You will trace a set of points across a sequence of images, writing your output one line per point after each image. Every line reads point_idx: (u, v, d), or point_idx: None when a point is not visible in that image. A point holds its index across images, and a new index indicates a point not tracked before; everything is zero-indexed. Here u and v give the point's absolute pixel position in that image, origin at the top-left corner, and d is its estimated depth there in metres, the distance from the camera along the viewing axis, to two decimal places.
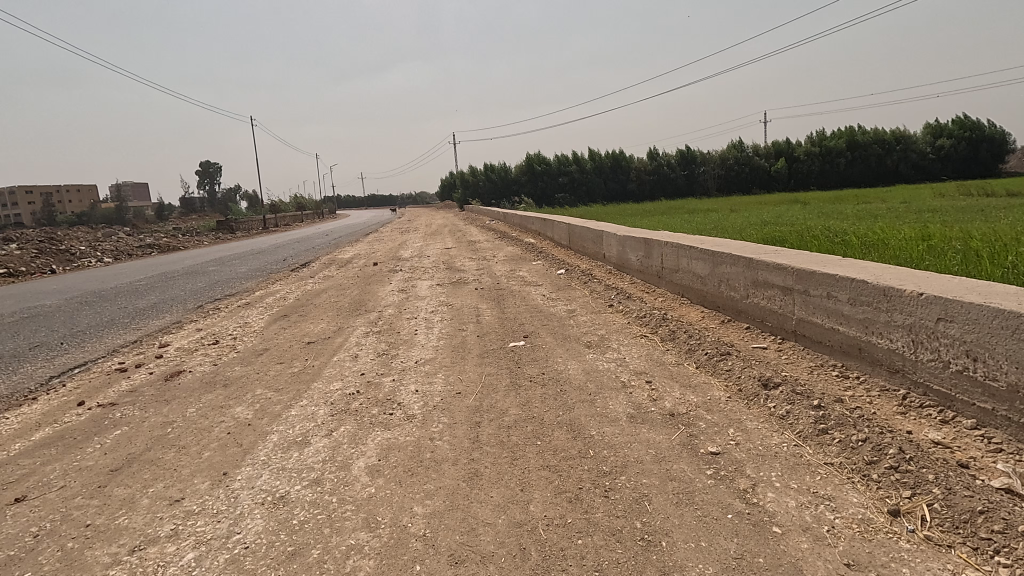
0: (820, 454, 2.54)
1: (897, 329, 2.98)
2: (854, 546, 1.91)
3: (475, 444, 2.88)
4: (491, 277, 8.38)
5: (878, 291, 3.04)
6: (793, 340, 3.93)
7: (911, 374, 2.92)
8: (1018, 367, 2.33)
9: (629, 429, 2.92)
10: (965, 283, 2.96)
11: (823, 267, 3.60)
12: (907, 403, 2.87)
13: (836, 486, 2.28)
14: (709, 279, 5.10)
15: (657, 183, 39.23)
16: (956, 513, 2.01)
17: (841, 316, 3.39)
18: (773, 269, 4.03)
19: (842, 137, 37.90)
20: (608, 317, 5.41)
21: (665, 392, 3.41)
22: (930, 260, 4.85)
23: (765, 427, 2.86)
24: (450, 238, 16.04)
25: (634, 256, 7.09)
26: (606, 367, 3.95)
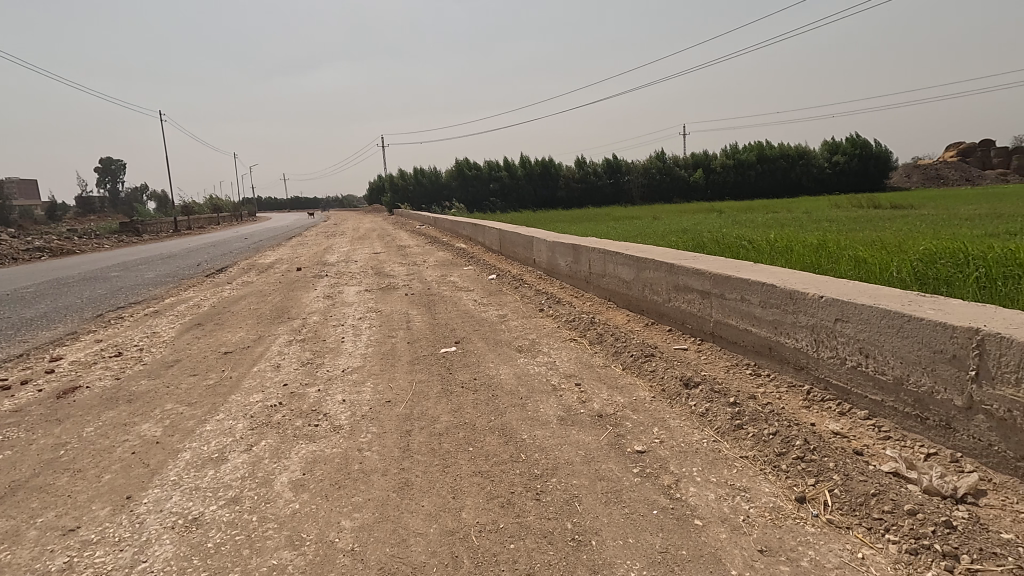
0: (736, 448, 2.70)
1: (801, 329, 3.23)
2: (767, 533, 2.04)
3: (405, 453, 2.82)
4: (422, 282, 8.28)
5: (785, 294, 3.28)
6: (711, 341, 4.16)
7: (813, 371, 3.17)
8: (903, 362, 2.59)
9: (560, 432, 2.98)
10: (858, 286, 3.25)
11: (737, 272, 3.84)
12: (811, 397, 3.12)
13: (751, 478, 2.44)
14: (633, 284, 5.30)
15: (585, 191, 40.34)
16: (853, 497, 2.19)
17: (753, 318, 3.63)
18: (692, 274, 4.25)
19: (752, 151, 40.71)
20: (539, 322, 5.49)
21: (593, 394, 3.50)
22: (829, 265, 5.31)
23: (686, 424, 3.00)
24: (379, 243, 15.70)
25: (563, 261, 7.24)
26: (537, 371, 4.00)
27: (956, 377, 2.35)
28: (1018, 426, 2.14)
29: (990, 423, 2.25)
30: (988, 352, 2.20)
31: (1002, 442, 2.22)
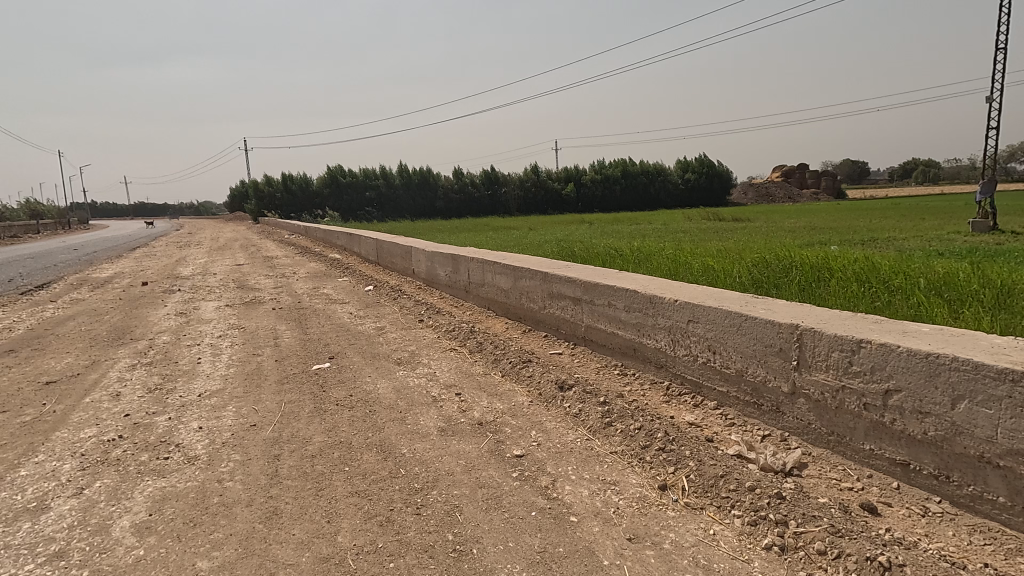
0: (606, 445, 2.87)
1: (660, 330, 3.53)
2: (634, 521, 2.20)
3: (272, 480, 2.61)
4: (291, 295, 7.77)
5: (646, 299, 3.57)
6: (583, 345, 4.39)
7: (671, 368, 3.49)
8: (742, 356, 2.94)
9: (440, 443, 2.95)
10: (706, 291, 3.64)
11: (604, 279, 4.11)
12: (670, 393, 3.42)
13: (620, 471, 2.61)
14: (511, 292, 5.44)
15: (463, 201, 40.67)
16: (705, 479, 2.44)
17: (619, 322, 3.90)
18: (564, 282, 4.47)
19: (617, 167, 43.93)
20: (418, 333, 5.41)
21: (473, 403, 3.52)
22: (683, 272, 5.87)
23: (562, 425, 3.14)
24: (241, 254, 14.47)
25: (442, 271, 7.23)
26: (416, 383, 3.94)
27: (783, 367, 2.73)
28: (829, 406, 2.53)
29: (809, 405, 2.64)
30: (806, 344, 2.58)
31: (818, 420, 2.61)
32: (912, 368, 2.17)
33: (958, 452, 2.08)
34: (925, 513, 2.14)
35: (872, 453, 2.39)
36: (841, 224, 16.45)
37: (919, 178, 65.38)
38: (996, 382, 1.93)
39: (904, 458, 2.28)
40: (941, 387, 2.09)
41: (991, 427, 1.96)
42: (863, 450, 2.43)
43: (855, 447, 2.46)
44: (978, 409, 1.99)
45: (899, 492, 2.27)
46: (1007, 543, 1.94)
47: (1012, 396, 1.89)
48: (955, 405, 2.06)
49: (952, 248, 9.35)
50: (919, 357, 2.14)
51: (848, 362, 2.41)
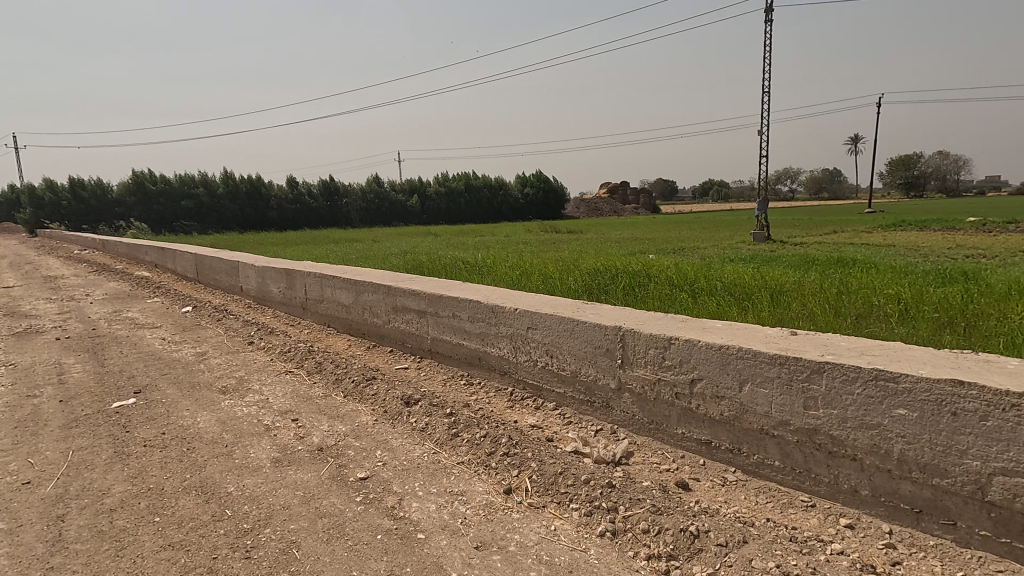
0: (453, 456, 2.88)
1: (502, 338, 3.65)
2: (481, 528, 2.23)
3: (55, 546, 2.16)
4: (83, 322, 6.55)
5: (488, 309, 3.67)
6: (429, 357, 4.36)
7: (514, 374, 3.62)
8: (576, 357, 3.17)
9: (274, 475, 2.70)
10: (543, 298, 3.85)
11: (448, 291, 4.14)
12: (513, 398, 3.55)
13: (467, 481, 2.63)
14: (352, 307, 5.21)
15: (300, 212, 38.08)
16: (546, 477, 2.56)
17: (463, 332, 3.95)
18: (408, 295, 4.41)
19: (461, 181, 44.76)
20: (248, 356, 4.92)
21: (312, 428, 3.29)
22: (525, 281, 6.16)
23: (408, 441, 3.07)
24: (9, 274, 11.82)
25: (275, 287, 6.67)
26: (246, 412, 3.56)
27: (610, 366, 2.99)
28: (648, 397, 2.84)
29: (633, 398, 2.92)
30: (628, 343, 2.86)
31: (640, 411, 2.90)
32: (710, 358, 2.52)
33: (746, 427, 2.47)
34: (724, 483, 2.49)
35: (683, 436, 2.73)
36: (657, 236, 18.63)
37: (714, 196, 76.84)
38: (769, 365, 2.33)
39: (707, 437, 2.64)
40: (731, 373, 2.46)
41: (767, 403, 2.36)
42: (676, 434, 2.76)
43: (670, 432, 2.78)
44: (757, 389, 2.38)
45: (704, 467, 2.62)
46: (781, 498, 2.34)
47: (780, 376, 2.30)
48: (742, 387, 2.44)
49: (740, 255, 11.16)
50: (714, 349, 2.50)
51: (662, 357, 2.72)
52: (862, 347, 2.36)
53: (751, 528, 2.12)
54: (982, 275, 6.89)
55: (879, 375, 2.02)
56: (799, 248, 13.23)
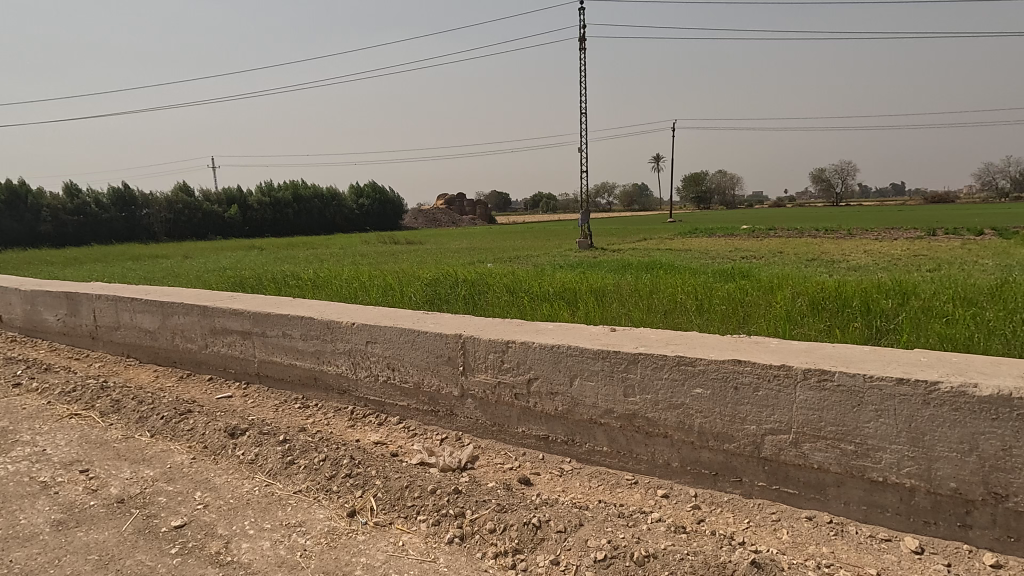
0: (288, 485, 2.66)
1: (340, 355, 3.48)
2: (323, 558, 2.10)
3: None
4: None
5: (323, 325, 3.48)
6: (256, 382, 3.98)
7: (354, 392, 3.47)
8: (418, 369, 3.15)
9: (57, 541, 2.24)
10: (382, 311, 3.76)
11: (276, 308, 3.83)
12: (354, 416, 3.40)
13: (305, 510, 2.45)
14: (159, 333, 4.54)
15: (83, 225, 32.09)
16: (392, 493, 2.50)
17: (295, 352, 3.69)
18: (229, 315, 3.98)
19: (288, 190, 41.68)
20: (12, 401, 4.00)
21: (109, 478, 2.79)
22: (363, 295, 5.95)
23: (235, 477, 2.77)
24: None
25: (50, 315, 5.54)
26: (12, 471, 2.89)
27: (452, 374, 3.03)
28: (490, 401, 2.93)
29: (475, 403, 2.99)
30: (468, 350, 2.93)
31: (483, 415, 2.98)
32: (544, 358, 2.70)
33: (578, 419, 2.68)
34: (562, 473, 2.68)
35: (524, 434, 2.87)
36: (493, 245, 19.28)
37: (544, 207, 82.08)
38: (594, 360, 2.56)
39: (544, 433, 2.81)
40: (563, 370, 2.66)
41: (595, 395, 2.60)
42: (517, 433, 2.89)
43: (512, 432, 2.91)
44: (586, 383, 2.61)
45: (544, 461, 2.78)
46: (610, 480, 2.58)
47: (603, 369, 2.55)
48: (573, 382, 2.65)
49: (568, 262, 12.07)
50: (547, 349, 2.68)
51: (501, 361, 2.84)
52: (667, 338, 2.72)
53: (585, 511, 2.31)
54: (753, 273, 8.38)
55: (681, 361, 2.35)
56: (617, 254, 14.75)
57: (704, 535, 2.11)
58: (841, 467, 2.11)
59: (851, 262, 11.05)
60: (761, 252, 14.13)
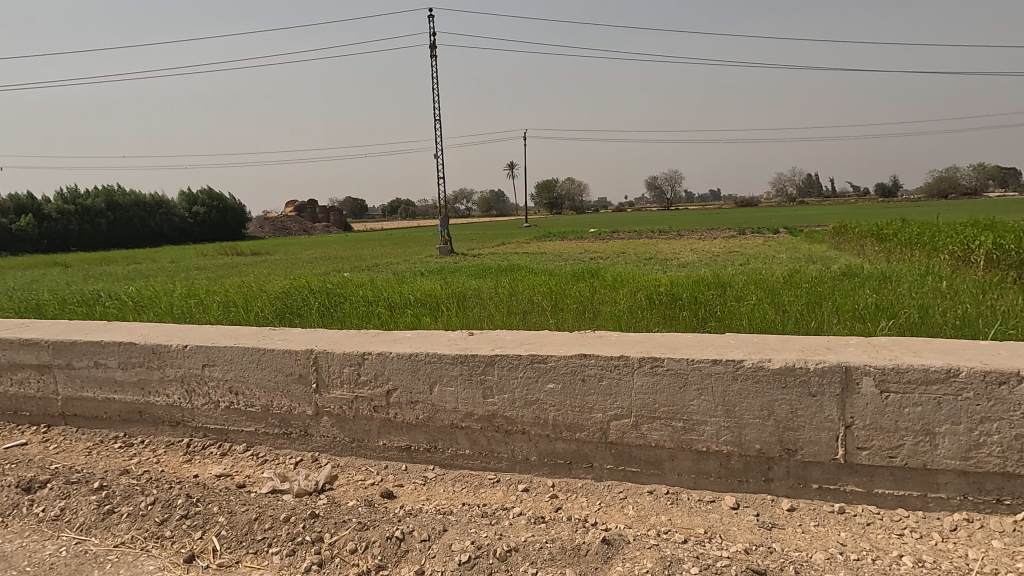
0: (107, 539, 2.30)
1: (170, 383, 3.09)
2: None
3: None
4: None
5: (147, 350, 3.07)
6: (61, 424, 3.37)
7: (190, 423, 3.10)
8: (265, 390, 2.92)
9: None
10: (220, 330, 3.42)
11: (84, 335, 3.28)
12: (191, 450, 3.04)
13: (131, 564, 2.14)
14: None
15: None
16: (238, 529, 2.28)
17: (112, 384, 3.19)
18: (19, 347, 3.33)
19: (99, 197, 35.96)
20: None
21: None
22: (199, 313, 5.36)
23: (33, 540, 2.32)
24: None
25: None
26: None
27: (304, 392, 2.85)
28: (348, 416, 2.81)
29: (332, 421, 2.85)
30: (321, 365, 2.78)
31: (340, 432, 2.85)
32: (402, 367, 2.66)
33: (439, 425, 2.68)
34: (426, 481, 2.66)
35: (385, 446, 2.80)
36: (350, 253, 18.49)
37: (403, 214, 80.79)
38: (453, 365, 2.58)
39: (406, 443, 2.77)
40: (422, 378, 2.65)
41: (455, 400, 2.62)
42: (378, 446, 2.81)
43: (372, 446, 2.82)
44: (445, 388, 2.62)
45: (407, 472, 2.74)
46: (473, 482, 2.63)
47: (462, 373, 2.58)
48: (432, 389, 2.64)
49: (429, 268, 12.01)
50: (405, 358, 2.65)
51: (357, 374, 2.74)
52: (521, 338, 2.84)
53: (449, 515, 2.32)
54: (601, 273, 9.07)
55: (534, 359, 2.47)
56: (477, 258, 14.99)
57: (561, 522, 2.24)
58: (673, 443, 2.38)
59: (682, 260, 12.47)
60: (607, 253, 15.34)
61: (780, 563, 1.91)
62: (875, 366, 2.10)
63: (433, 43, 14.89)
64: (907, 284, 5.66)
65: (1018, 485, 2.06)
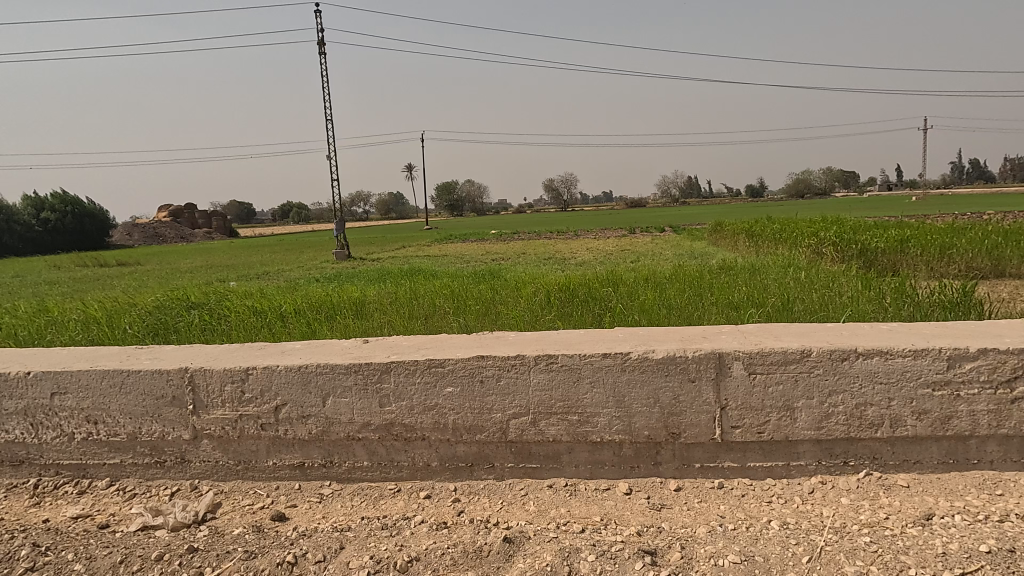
0: None
1: (10, 417, 2.68)
2: None
3: None
4: None
5: None
6: None
7: (38, 460, 2.71)
8: (132, 417, 2.62)
9: None
10: (74, 352, 3.02)
11: None
12: (40, 491, 2.65)
13: None
14: None
15: None
16: None
17: None
18: None
19: None
20: None
21: None
22: (49, 334, 4.70)
23: None
24: None
25: None
26: None
27: (178, 416, 2.60)
28: (231, 437, 2.60)
29: (213, 444, 2.62)
30: (198, 385, 2.55)
31: (224, 455, 2.63)
32: (291, 381, 2.51)
33: (334, 438, 2.56)
34: (322, 499, 2.53)
35: (275, 466, 2.62)
36: (236, 261, 17.17)
37: (296, 217, 76.53)
38: (346, 375, 2.48)
39: (299, 460, 2.61)
40: (314, 390, 2.51)
41: (350, 411, 2.52)
42: (267, 467, 2.63)
43: (261, 467, 2.63)
44: (339, 400, 2.51)
45: (300, 490, 2.59)
46: (373, 494, 2.54)
47: (356, 382, 2.48)
48: (325, 402, 2.52)
49: (325, 274, 11.46)
50: (294, 370, 2.50)
51: (240, 391, 2.54)
52: (418, 343, 2.79)
53: (347, 532, 2.22)
54: (503, 273, 9.18)
55: (431, 364, 2.44)
56: (377, 262, 14.56)
57: (463, 526, 2.23)
58: (570, 436, 2.46)
59: (579, 259, 12.97)
60: (508, 254, 15.56)
61: (669, 541, 2.04)
62: (744, 351, 2.32)
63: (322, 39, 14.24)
64: (773, 275, 6.30)
65: (859, 447, 2.37)
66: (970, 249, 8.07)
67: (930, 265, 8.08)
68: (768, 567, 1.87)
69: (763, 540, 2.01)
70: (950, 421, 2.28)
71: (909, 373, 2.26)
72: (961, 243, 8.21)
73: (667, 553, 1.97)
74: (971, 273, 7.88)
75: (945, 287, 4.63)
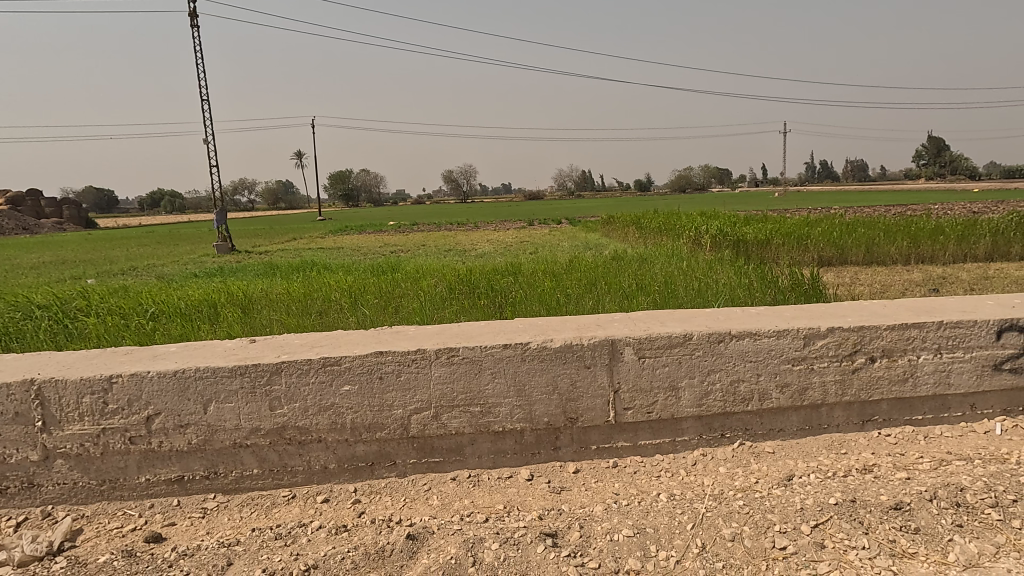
0: None
1: None
2: None
3: None
4: None
5: None
6: None
7: None
8: None
9: None
10: None
11: None
12: None
13: None
14: None
15: None
16: None
17: None
18: None
19: None
20: None
21: None
22: None
23: None
24: None
25: None
26: None
27: (25, 435, 2.26)
28: (93, 455, 2.31)
29: (69, 463, 2.31)
30: (48, 398, 2.23)
31: (83, 475, 2.33)
32: (165, 388, 2.27)
33: (218, 447, 2.37)
34: (205, 513, 2.34)
35: (149, 483, 2.37)
36: (94, 256, 15.17)
37: (167, 207, 69.19)
38: (230, 378, 2.29)
39: (177, 474, 2.38)
40: (193, 397, 2.30)
41: (236, 416, 2.34)
42: (139, 484, 2.37)
43: (131, 484, 2.37)
44: (223, 405, 2.32)
45: (180, 507, 2.37)
46: (263, 503, 2.39)
47: (243, 386, 2.31)
48: (206, 408, 2.32)
49: (206, 269, 10.56)
50: (169, 376, 2.27)
51: (102, 403, 2.26)
52: (308, 341, 2.65)
53: (236, 546, 2.06)
54: (402, 265, 9.02)
55: (326, 363, 2.32)
56: (265, 256, 13.57)
57: (365, 527, 2.16)
58: (471, 428, 2.47)
59: (480, 251, 12.96)
60: (407, 246, 15.26)
61: (568, 522, 2.13)
62: (634, 337, 2.45)
63: (194, 12, 12.91)
64: (659, 264, 6.79)
65: (733, 421, 2.62)
66: (821, 239, 9.22)
67: (790, 254, 9.12)
68: (657, 537, 2.02)
69: (652, 513, 2.16)
70: (806, 392, 2.58)
71: (773, 351, 2.52)
72: (813, 234, 9.34)
73: (567, 534, 2.05)
74: (821, 261, 9.03)
75: (802, 272, 5.25)
